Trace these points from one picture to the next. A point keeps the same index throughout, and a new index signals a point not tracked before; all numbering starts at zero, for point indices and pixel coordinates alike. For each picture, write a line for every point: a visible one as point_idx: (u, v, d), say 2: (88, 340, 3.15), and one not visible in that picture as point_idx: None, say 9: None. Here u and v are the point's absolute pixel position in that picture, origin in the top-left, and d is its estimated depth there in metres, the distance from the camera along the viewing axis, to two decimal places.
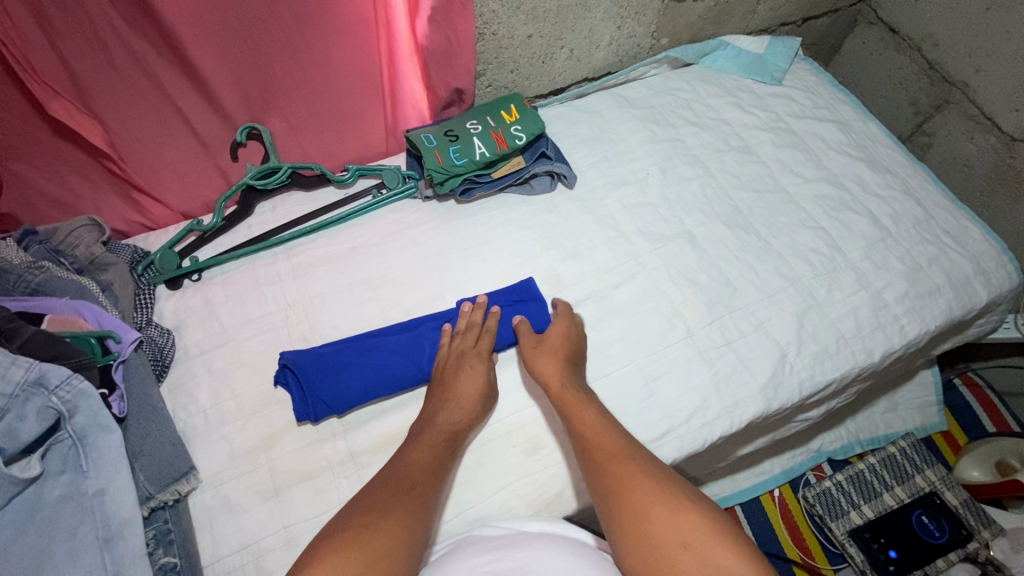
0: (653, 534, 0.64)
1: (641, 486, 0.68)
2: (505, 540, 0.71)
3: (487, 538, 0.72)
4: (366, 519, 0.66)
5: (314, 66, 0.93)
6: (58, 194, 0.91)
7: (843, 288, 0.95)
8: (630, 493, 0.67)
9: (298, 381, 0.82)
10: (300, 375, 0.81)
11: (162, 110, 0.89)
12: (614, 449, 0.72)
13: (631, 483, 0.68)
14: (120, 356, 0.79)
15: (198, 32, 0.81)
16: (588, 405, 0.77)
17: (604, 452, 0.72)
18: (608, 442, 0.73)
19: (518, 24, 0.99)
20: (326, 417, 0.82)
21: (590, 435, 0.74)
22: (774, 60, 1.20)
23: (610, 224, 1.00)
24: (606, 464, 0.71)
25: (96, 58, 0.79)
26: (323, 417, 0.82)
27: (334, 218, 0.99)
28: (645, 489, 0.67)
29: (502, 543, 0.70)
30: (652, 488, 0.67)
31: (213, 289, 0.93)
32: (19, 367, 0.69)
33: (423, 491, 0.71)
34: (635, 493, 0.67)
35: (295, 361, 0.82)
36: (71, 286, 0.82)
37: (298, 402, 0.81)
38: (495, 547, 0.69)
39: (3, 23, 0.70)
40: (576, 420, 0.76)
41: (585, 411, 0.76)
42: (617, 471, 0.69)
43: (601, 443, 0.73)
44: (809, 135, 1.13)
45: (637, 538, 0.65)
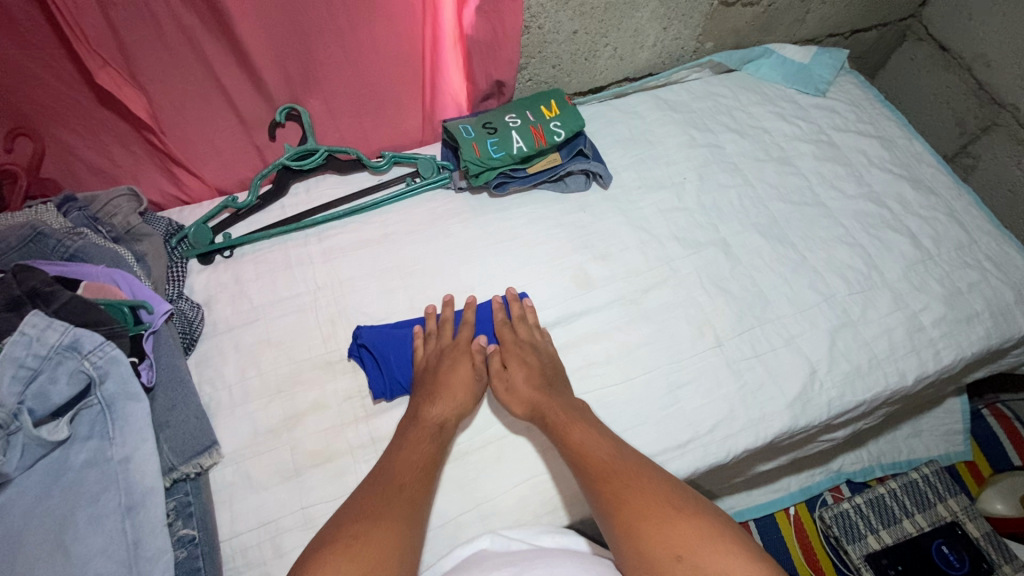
0: (645, 547, 0.62)
1: (632, 497, 0.66)
2: (517, 555, 0.69)
3: (497, 556, 0.69)
4: (351, 522, 0.64)
5: (358, 51, 0.92)
6: (99, 162, 0.93)
7: (879, 308, 0.93)
8: (621, 505, 0.66)
9: (374, 359, 0.84)
10: (375, 352, 0.83)
11: (205, 86, 0.89)
12: (607, 462, 0.71)
13: (623, 495, 0.67)
14: (152, 327, 0.80)
15: (248, 10, 0.81)
16: (574, 422, 0.75)
17: (596, 464, 0.70)
18: (600, 456, 0.71)
19: (565, 20, 0.98)
20: (400, 396, 0.84)
21: (578, 449, 0.73)
22: (820, 71, 1.18)
23: (644, 227, 0.98)
24: (595, 480, 0.69)
25: (146, 29, 0.79)
26: (398, 396, 0.84)
27: (369, 203, 0.99)
28: (639, 500, 0.66)
29: (517, 558, 0.68)
30: (645, 500, 0.66)
31: (244, 267, 0.94)
32: (56, 330, 0.70)
33: (413, 496, 0.69)
34: (626, 505, 0.66)
35: (370, 339, 0.84)
36: (108, 254, 0.83)
37: (376, 378, 0.83)
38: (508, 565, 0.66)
39: None
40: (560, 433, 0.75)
41: (573, 424, 0.75)
42: (607, 488, 0.68)
43: (593, 457, 0.71)
44: (851, 149, 1.10)
45: (631, 548, 0.63)
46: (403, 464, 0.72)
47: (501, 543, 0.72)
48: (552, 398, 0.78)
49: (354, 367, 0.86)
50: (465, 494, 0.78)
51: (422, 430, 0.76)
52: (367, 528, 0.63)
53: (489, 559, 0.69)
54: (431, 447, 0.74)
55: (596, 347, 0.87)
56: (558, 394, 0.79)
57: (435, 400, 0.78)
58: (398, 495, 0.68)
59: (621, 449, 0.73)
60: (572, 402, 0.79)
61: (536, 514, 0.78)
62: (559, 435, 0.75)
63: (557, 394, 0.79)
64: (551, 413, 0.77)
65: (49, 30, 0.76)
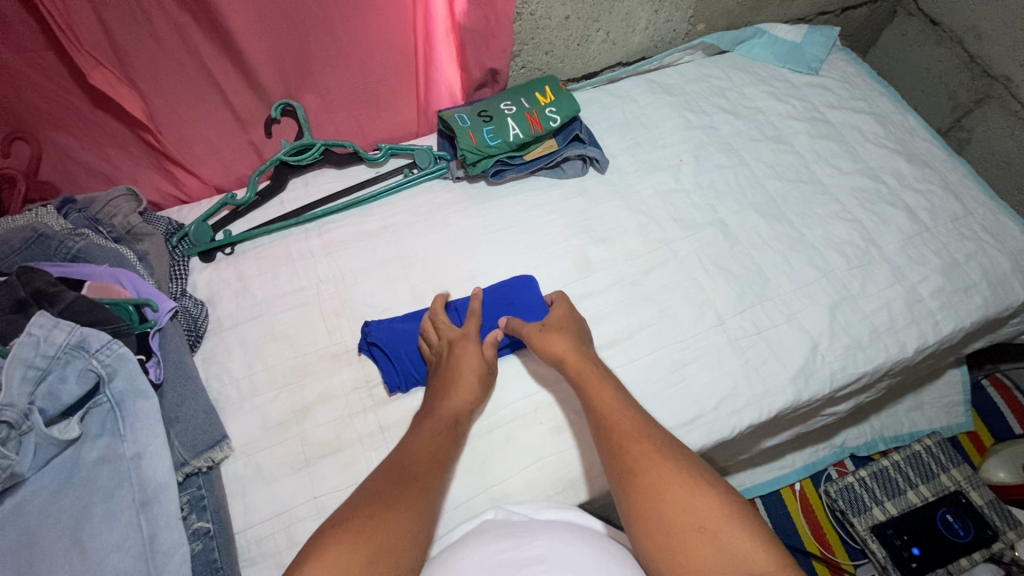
0: (669, 516, 0.63)
1: (657, 466, 0.67)
2: (519, 527, 0.70)
3: (501, 526, 0.71)
4: (370, 507, 0.65)
5: (351, 43, 0.92)
6: (97, 164, 0.93)
7: (877, 282, 0.94)
8: (647, 474, 0.66)
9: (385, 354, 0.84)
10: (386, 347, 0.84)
11: (200, 83, 0.89)
12: (634, 430, 0.71)
13: (647, 465, 0.67)
14: (157, 324, 0.80)
15: (239, 5, 0.81)
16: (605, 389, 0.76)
17: (621, 433, 0.71)
18: (626, 424, 0.72)
19: (556, 5, 0.98)
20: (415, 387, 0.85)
21: (600, 415, 0.73)
22: (812, 49, 1.18)
23: (642, 210, 0.99)
24: (622, 445, 0.70)
25: (138, 28, 0.79)
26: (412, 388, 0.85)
27: (367, 195, 1.00)
28: (664, 469, 0.66)
29: (518, 531, 0.69)
30: (665, 467, 0.66)
31: (246, 263, 0.94)
32: (62, 329, 0.70)
33: (426, 481, 0.69)
34: (650, 473, 0.66)
35: (379, 336, 0.85)
36: (110, 254, 0.83)
37: (389, 372, 0.84)
38: (510, 535, 0.68)
39: None
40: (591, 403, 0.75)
41: (604, 389, 0.75)
42: (634, 453, 0.69)
43: (620, 424, 0.72)
44: (845, 126, 1.11)
45: (651, 517, 0.63)
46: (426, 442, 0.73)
47: (504, 516, 0.73)
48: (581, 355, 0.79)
49: (360, 358, 0.86)
50: (475, 480, 0.78)
51: (449, 403, 0.77)
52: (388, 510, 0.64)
53: (490, 530, 0.70)
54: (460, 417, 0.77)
55: (598, 331, 0.88)
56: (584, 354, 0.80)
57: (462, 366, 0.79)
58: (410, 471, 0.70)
59: (645, 417, 0.74)
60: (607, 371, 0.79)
61: (546, 494, 0.79)
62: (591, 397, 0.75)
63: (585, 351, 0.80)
64: (584, 373, 0.77)
65: (38, 31, 0.76)
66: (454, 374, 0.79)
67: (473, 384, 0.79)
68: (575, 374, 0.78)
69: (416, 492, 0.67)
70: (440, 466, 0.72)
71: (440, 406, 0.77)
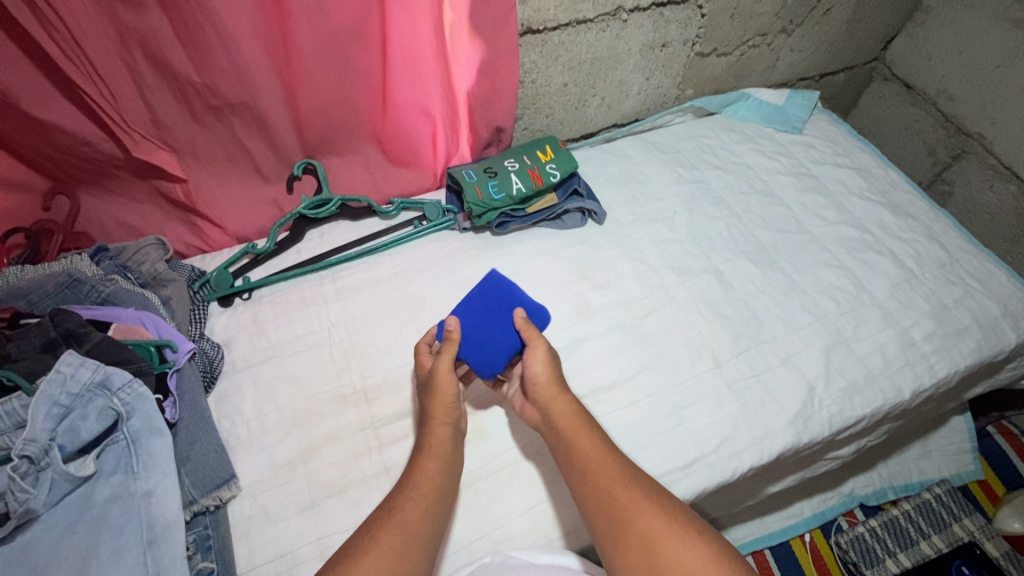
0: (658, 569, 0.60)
1: (643, 514, 0.65)
2: (515, 570, 0.70)
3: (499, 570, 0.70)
4: (349, 560, 0.61)
5: (369, 110, 1.01)
6: (129, 219, 1.01)
7: (870, 326, 0.96)
8: (634, 522, 0.64)
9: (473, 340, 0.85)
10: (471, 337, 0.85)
11: (231, 148, 0.99)
12: (618, 475, 0.70)
13: (633, 510, 0.65)
14: (176, 364, 0.84)
15: (269, 84, 0.90)
16: (585, 431, 0.75)
17: (608, 481, 0.69)
18: (610, 471, 0.70)
19: (555, 74, 1.04)
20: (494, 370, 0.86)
21: (580, 460, 0.72)
22: (794, 111, 1.27)
23: (639, 257, 1.04)
24: (608, 493, 0.68)
25: (177, 106, 0.89)
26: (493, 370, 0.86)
27: (378, 245, 1.06)
28: (651, 516, 0.64)
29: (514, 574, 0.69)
30: (653, 516, 0.64)
31: (262, 308, 0.98)
32: (88, 368, 0.74)
33: (412, 525, 0.66)
34: (636, 522, 0.64)
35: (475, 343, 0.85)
36: (137, 298, 0.88)
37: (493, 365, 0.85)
38: None
39: (100, 87, 0.81)
40: (571, 450, 0.74)
41: (586, 435, 0.75)
42: (619, 499, 0.67)
43: (602, 470, 0.70)
44: (830, 180, 1.17)
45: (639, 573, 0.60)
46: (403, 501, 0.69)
47: (501, 559, 0.73)
48: (563, 399, 0.78)
49: (368, 399, 0.89)
50: (477, 522, 0.79)
51: (428, 458, 0.74)
52: (375, 564, 0.61)
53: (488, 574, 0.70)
54: (432, 471, 0.73)
55: (598, 374, 0.90)
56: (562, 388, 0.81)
57: (434, 426, 0.77)
58: (395, 521, 0.66)
59: (626, 466, 0.72)
60: (587, 420, 0.77)
61: (549, 538, 0.79)
62: (564, 434, 0.75)
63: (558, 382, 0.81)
64: (563, 418, 0.77)
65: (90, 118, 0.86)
66: (425, 439, 0.77)
67: (447, 446, 0.76)
68: (559, 415, 0.77)
69: (401, 553, 0.63)
70: (427, 518, 0.68)
71: (419, 460, 0.74)
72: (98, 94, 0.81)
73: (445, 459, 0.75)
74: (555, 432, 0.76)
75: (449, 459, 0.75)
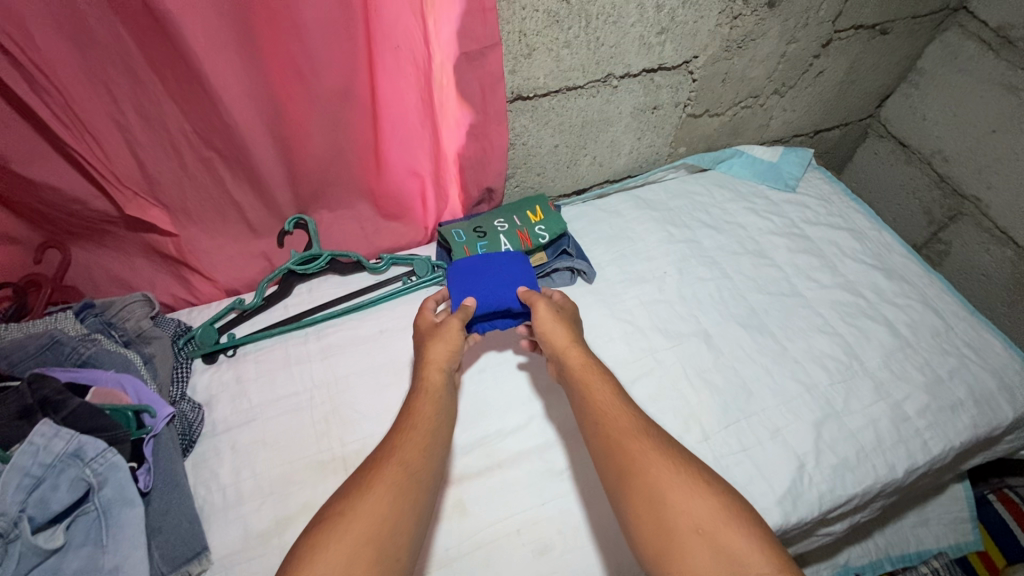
0: (668, 512, 0.63)
1: (655, 463, 0.68)
2: None
3: None
4: (354, 493, 0.65)
5: (361, 168, 1.02)
6: (120, 271, 1.01)
7: (862, 398, 0.94)
8: (645, 469, 0.67)
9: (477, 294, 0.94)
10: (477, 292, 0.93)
11: (222, 203, 0.99)
12: (630, 426, 0.72)
13: (645, 458, 0.68)
14: (153, 430, 0.83)
15: (262, 144, 0.90)
16: (596, 380, 0.79)
17: (617, 432, 0.72)
18: (622, 421, 0.73)
19: (546, 136, 1.04)
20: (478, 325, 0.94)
21: (592, 409, 0.76)
22: (788, 168, 1.27)
23: (627, 320, 1.03)
24: (620, 442, 0.71)
25: (169, 161, 0.90)
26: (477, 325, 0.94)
27: (365, 302, 1.05)
28: (664, 465, 0.67)
29: None
30: (664, 464, 0.67)
31: (246, 366, 0.97)
32: (61, 438, 0.74)
33: (412, 458, 0.70)
34: (648, 469, 0.67)
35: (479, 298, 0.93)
36: (118, 360, 0.87)
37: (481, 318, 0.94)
38: None
39: (91, 144, 0.83)
40: (583, 398, 0.78)
41: (601, 384, 0.78)
42: (632, 449, 0.69)
43: (615, 418, 0.74)
44: (823, 241, 1.17)
45: (648, 514, 0.64)
46: (409, 433, 0.73)
47: None
48: (576, 350, 0.83)
49: (347, 467, 0.87)
50: None
51: (424, 400, 0.78)
52: (380, 496, 0.64)
53: None
54: (429, 410, 0.77)
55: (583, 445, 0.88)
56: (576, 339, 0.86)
57: (431, 370, 0.81)
58: (401, 454, 0.70)
59: (634, 412, 0.75)
60: (596, 365, 0.82)
61: None
62: (576, 386, 0.79)
63: (575, 336, 0.86)
64: (577, 369, 0.81)
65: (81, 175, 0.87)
66: (421, 383, 0.80)
67: (438, 388, 0.80)
68: (572, 364, 0.82)
69: (402, 486, 0.66)
70: (426, 454, 0.71)
71: (414, 403, 0.78)
72: (88, 151, 0.82)
73: (438, 402, 0.78)
74: (568, 377, 0.81)
75: (439, 398, 0.79)
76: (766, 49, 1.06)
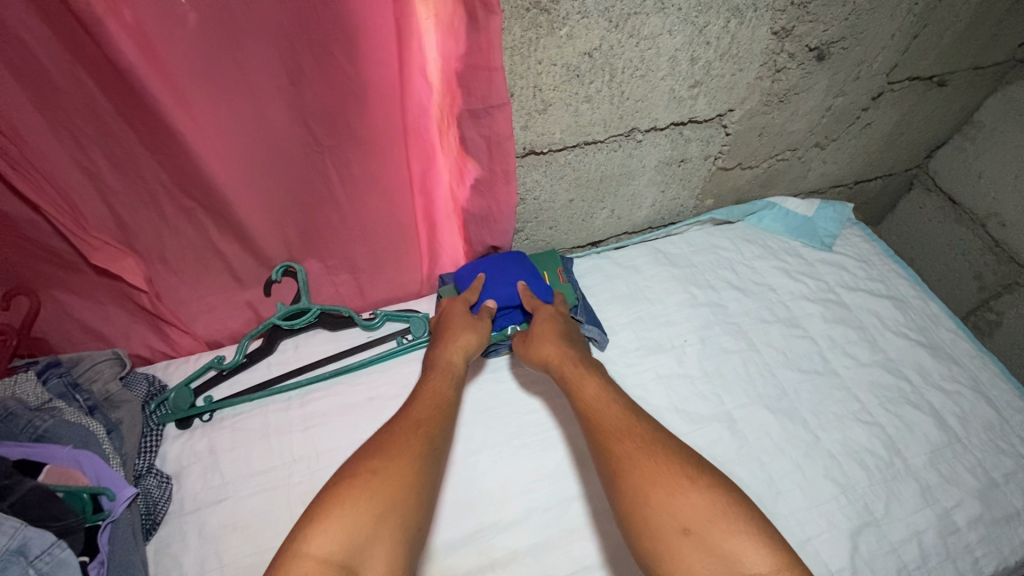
0: (656, 509, 0.62)
1: (644, 459, 0.67)
2: None
3: None
4: (374, 450, 0.69)
5: (357, 219, 0.92)
6: (93, 322, 0.92)
7: (904, 504, 0.84)
8: (635, 462, 0.67)
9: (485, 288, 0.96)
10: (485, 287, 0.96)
11: (204, 252, 0.90)
12: (626, 421, 0.74)
13: (636, 457, 0.67)
14: (110, 516, 0.75)
15: (247, 192, 0.82)
16: (590, 377, 0.82)
17: (609, 425, 0.73)
18: (613, 413, 0.75)
19: (560, 191, 0.95)
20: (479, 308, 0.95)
21: (587, 408, 0.77)
22: (824, 225, 1.16)
23: (642, 396, 0.93)
24: (614, 436, 0.71)
25: (146, 211, 0.81)
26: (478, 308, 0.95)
27: (355, 363, 0.96)
28: (655, 463, 0.66)
29: None
30: (652, 456, 0.67)
31: (221, 434, 0.89)
32: (4, 533, 0.65)
33: (427, 427, 0.74)
34: (640, 463, 0.67)
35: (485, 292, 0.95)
36: (77, 432, 0.80)
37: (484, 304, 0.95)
38: None
39: (55, 194, 0.73)
40: (575, 393, 0.80)
41: (589, 383, 0.81)
42: (621, 447, 0.69)
43: (608, 413, 0.76)
44: (862, 310, 1.06)
45: (637, 509, 0.63)
46: (423, 413, 0.76)
47: None
48: (571, 351, 0.86)
49: None
50: None
51: (437, 379, 0.82)
52: (395, 456, 0.68)
53: None
54: (446, 394, 0.81)
55: (586, 547, 0.79)
56: (573, 347, 0.88)
57: (445, 351, 0.87)
58: (417, 430, 0.73)
59: (638, 416, 0.75)
60: (593, 368, 0.84)
61: None
62: (575, 389, 0.81)
63: (573, 344, 0.88)
64: (569, 367, 0.84)
65: (47, 224, 0.78)
66: (435, 362, 0.86)
67: (453, 369, 0.85)
68: (563, 362, 0.84)
69: (417, 450, 0.69)
70: (438, 426, 0.75)
71: (427, 382, 0.82)
72: (53, 204, 0.74)
73: (452, 383, 0.83)
74: (560, 375, 0.83)
75: (458, 379, 0.84)
76: (809, 102, 0.96)
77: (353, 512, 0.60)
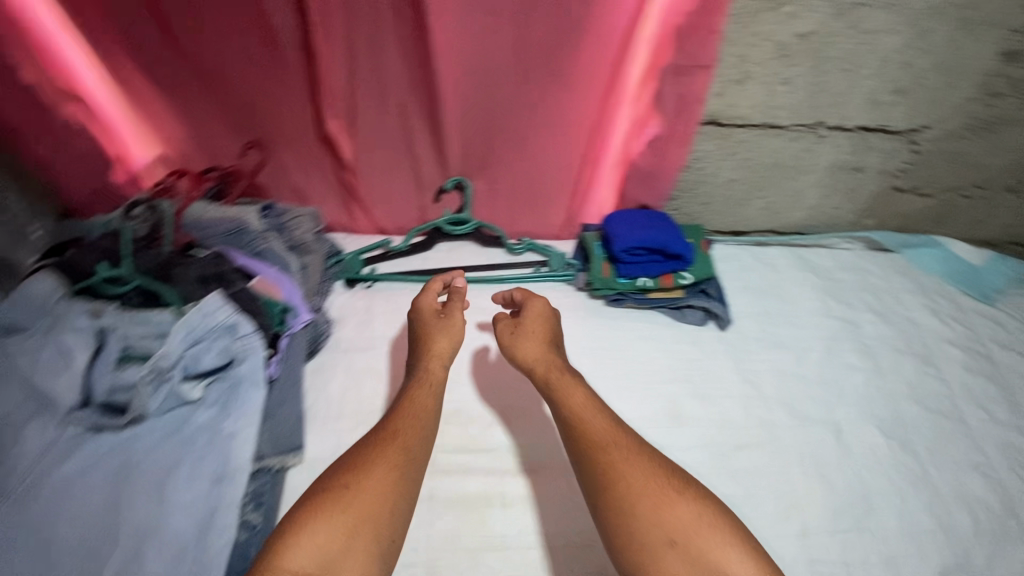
0: (643, 528, 0.63)
1: (633, 469, 0.67)
2: None
3: None
4: (353, 467, 0.68)
5: (532, 150, 1.01)
6: (301, 186, 1.11)
7: (1012, 565, 0.79)
8: (626, 480, 0.66)
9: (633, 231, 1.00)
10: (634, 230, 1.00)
11: (398, 150, 1.04)
12: (606, 430, 0.72)
13: (636, 479, 0.66)
14: (290, 329, 0.93)
15: (455, 101, 0.95)
16: (576, 386, 0.77)
17: (593, 428, 0.72)
18: (599, 427, 0.72)
19: (727, 168, 1.00)
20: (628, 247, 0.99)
21: (573, 416, 0.74)
22: (990, 278, 1.10)
23: (752, 380, 0.96)
24: (603, 454, 0.69)
25: (374, 99, 0.97)
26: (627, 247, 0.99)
27: (496, 276, 1.08)
28: (650, 478, 0.66)
29: None
30: (641, 471, 0.67)
31: (377, 300, 1.06)
32: (223, 310, 0.85)
33: (408, 444, 0.71)
34: (626, 473, 0.67)
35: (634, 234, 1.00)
36: (281, 260, 0.98)
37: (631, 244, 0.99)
38: None
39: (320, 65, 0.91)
40: (556, 402, 0.77)
41: (577, 391, 0.77)
42: (611, 462, 0.68)
43: (593, 425, 0.73)
44: (1013, 371, 0.99)
45: (625, 529, 0.64)
46: (401, 424, 0.73)
47: None
48: (557, 357, 0.82)
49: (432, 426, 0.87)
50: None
51: (421, 389, 0.79)
52: (366, 481, 0.66)
53: None
54: (427, 403, 0.77)
55: None
56: (559, 355, 0.83)
57: (429, 363, 0.82)
58: (393, 444, 0.71)
59: (621, 424, 0.74)
60: (578, 375, 0.81)
61: None
62: (562, 398, 0.76)
63: (559, 353, 0.84)
64: (552, 378, 0.79)
65: (303, 90, 0.96)
66: (420, 373, 0.81)
67: (441, 369, 0.82)
68: (545, 372, 0.80)
69: (396, 470, 0.68)
70: (420, 443, 0.73)
71: (411, 391, 0.79)
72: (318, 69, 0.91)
73: (435, 392, 0.79)
74: (545, 386, 0.79)
75: (440, 392, 0.80)
76: (1014, 137, 0.96)
77: (325, 534, 0.61)
